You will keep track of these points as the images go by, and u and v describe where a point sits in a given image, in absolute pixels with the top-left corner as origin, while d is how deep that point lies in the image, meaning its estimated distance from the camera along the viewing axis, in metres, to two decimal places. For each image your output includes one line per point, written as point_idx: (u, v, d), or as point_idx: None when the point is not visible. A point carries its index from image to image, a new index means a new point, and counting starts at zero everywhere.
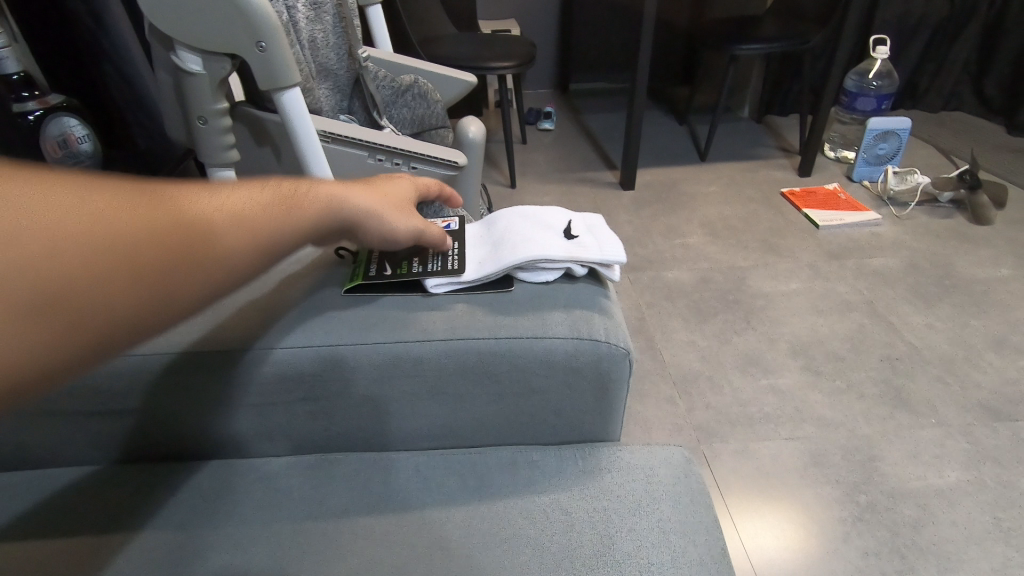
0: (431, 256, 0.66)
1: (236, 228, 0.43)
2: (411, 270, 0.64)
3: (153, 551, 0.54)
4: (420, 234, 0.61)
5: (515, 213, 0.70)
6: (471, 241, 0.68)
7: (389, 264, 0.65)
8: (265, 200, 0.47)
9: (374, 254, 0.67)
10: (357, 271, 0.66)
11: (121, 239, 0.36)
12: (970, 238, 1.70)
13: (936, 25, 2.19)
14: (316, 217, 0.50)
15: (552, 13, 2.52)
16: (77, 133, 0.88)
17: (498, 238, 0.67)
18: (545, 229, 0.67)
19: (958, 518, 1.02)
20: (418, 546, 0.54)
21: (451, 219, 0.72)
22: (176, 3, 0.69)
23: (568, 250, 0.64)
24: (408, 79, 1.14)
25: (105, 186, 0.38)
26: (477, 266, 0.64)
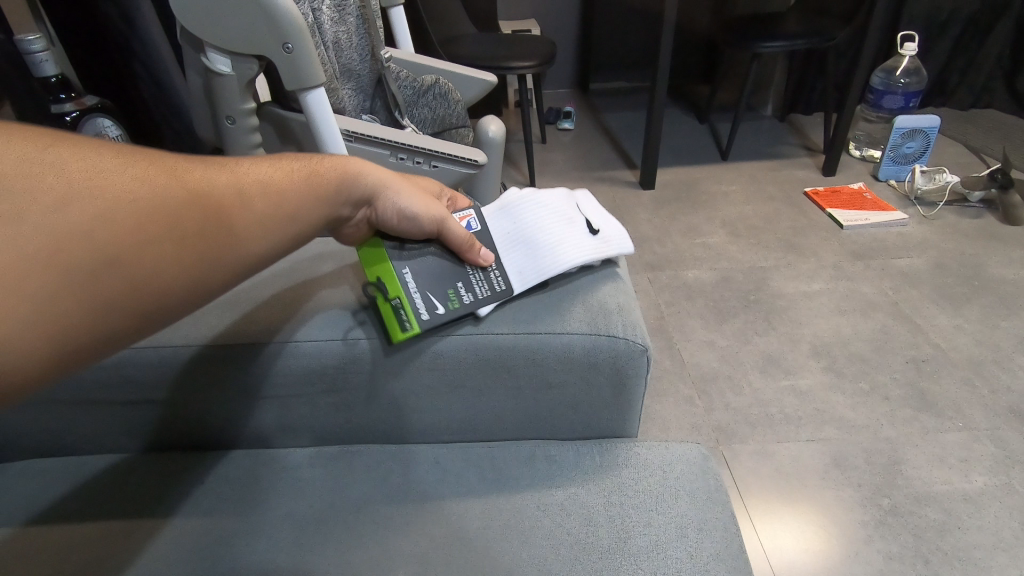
0: (473, 279, 0.60)
1: (259, 198, 0.47)
2: (464, 302, 0.58)
3: (181, 536, 0.56)
4: (442, 225, 0.59)
5: (535, 204, 0.67)
6: (500, 242, 0.64)
7: (434, 296, 0.58)
8: (284, 171, 0.50)
9: (408, 285, 0.58)
10: (404, 318, 0.57)
11: (153, 204, 0.41)
12: (1001, 238, 1.66)
13: (967, 20, 2.14)
14: (334, 185, 0.53)
15: (572, 13, 2.52)
16: (111, 133, 0.91)
17: (530, 239, 0.64)
18: (570, 226, 0.66)
19: (985, 523, 1.00)
20: (437, 536, 0.55)
21: (467, 214, 0.64)
22: (207, 6, 0.71)
23: (598, 251, 0.65)
24: (429, 79, 1.15)
25: (144, 158, 0.43)
26: (518, 275, 0.62)
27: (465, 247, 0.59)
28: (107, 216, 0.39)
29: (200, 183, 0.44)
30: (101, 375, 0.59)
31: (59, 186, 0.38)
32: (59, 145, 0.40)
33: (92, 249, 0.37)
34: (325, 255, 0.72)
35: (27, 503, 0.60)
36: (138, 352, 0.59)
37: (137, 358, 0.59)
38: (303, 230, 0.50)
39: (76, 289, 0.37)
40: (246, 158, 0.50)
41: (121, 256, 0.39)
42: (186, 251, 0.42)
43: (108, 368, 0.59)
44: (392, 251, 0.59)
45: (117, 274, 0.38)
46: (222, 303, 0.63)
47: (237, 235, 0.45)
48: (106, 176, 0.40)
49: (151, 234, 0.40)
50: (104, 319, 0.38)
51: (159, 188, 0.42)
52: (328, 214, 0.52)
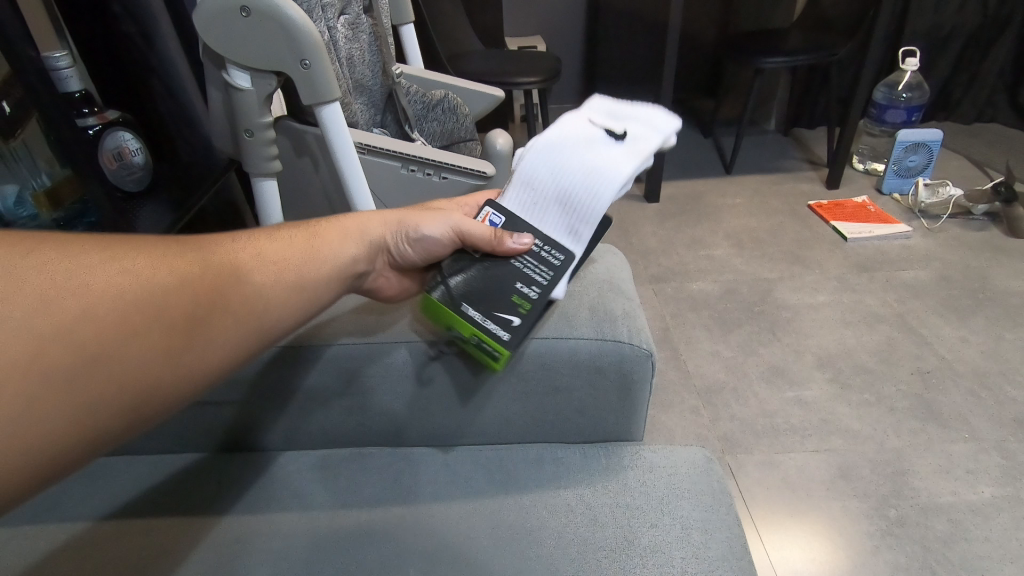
0: (528, 271, 0.58)
1: (252, 283, 0.49)
2: (532, 299, 0.58)
3: (199, 535, 0.58)
4: (458, 228, 0.59)
5: (546, 149, 0.60)
6: (533, 209, 0.60)
7: (502, 312, 0.57)
8: (276, 248, 0.53)
9: (475, 318, 0.57)
10: (489, 349, 0.57)
11: (146, 298, 0.42)
12: (1006, 251, 1.67)
13: (968, 36, 2.16)
14: (330, 256, 0.56)
15: (577, 30, 2.56)
16: (131, 146, 0.94)
17: (562, 190, 0.58)
18: (591, 146, 0.59)
19: (992, 534, 1.00)
20: (447, 536, 0.56)
21: (486, 213, 0.60)
22: (229, 25, 0.74)
23: (635, 150, 0.58)
24: (438, 95, 1.19)
25: (135, 249, 0.44)
26: (570, 234, 0.59)
27: (493, 242, 0.58)
28: (115, 310, 0.40)
29: (193, 270, 0.46)
30: None
31: (50, 286, 0.39)
32: (44, 243, 0.41)
33: (87, 348, 0.38)
34: None
35: (48, 503, 0.62)
36: None
37: None
38: (303, 299, 0.53)
39: (95, 385, 0.38)
40: (237, 237, 0.52)
41: (117, 352, 0.39)
42: (181, 342, 0.43)
43: None
44: (447, 298, 0.58)
45: (114, 370, 0.39)
46: None
47: (241, 310, 0.48)
48: (96, 272, 0.41)
49: (147, 327, 0.41)
50: (100, 418, 0.38)
51: (152, 281, 0.43)
52: (321, 291, 0.55)
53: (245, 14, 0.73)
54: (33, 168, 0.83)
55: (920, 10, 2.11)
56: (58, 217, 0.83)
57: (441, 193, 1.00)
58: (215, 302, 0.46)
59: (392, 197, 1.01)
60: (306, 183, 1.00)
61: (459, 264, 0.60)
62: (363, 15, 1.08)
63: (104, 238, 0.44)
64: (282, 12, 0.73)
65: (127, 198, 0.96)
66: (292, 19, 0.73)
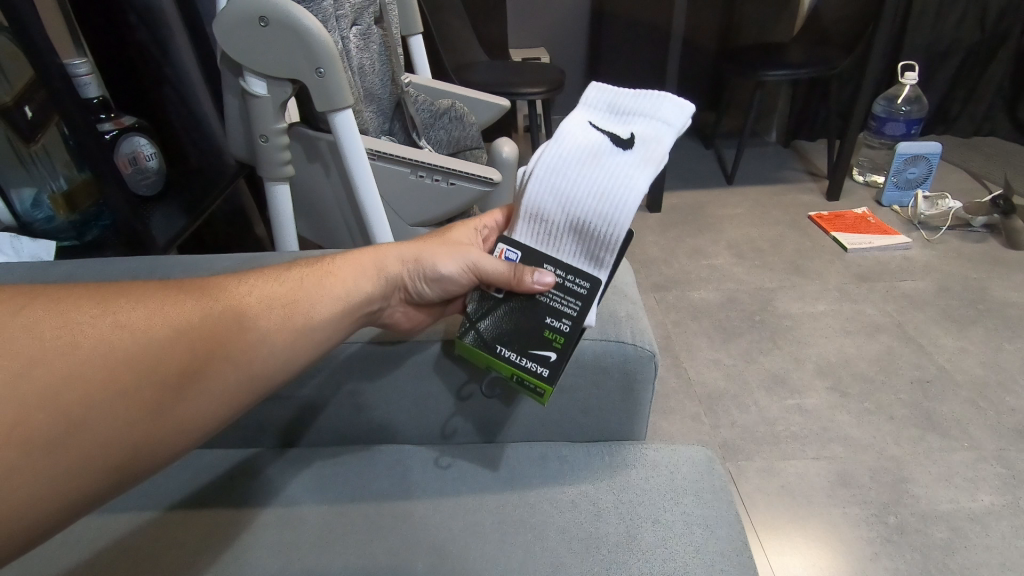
0: (555, 304, 0.57)
1: (252, 330, 0.48)
2: (564, 332, 0.57)
3: (212, 525, 0.59)
4: (476, 266, 0.59)
5: (550, 174, 0.55)
6: (548, 239, 0.57)
7: (537, 348, 0.57)
8: (281, 289, 0.52)
9: (511, 358, 0.58)
10: (531, 385, 0.57)
11: (137, 355, 0.41)
12: (1005, 263, 1.68)
13: (967, 51, 2.19)
14: (339, 294, 0.55)
15: (581, 42, 2.60)
16: (145, 151, 0.97)
17: (574, 218, 0.54)
18: (597, 160, 0.54)
19: (992, 543, 1.00)
20: (455, 529, 0.58)
21: (502, 251, 0.59)
22: (248, 34, 0.76)
23: (646, 158, 0.53)
24: (446, 104, 1.22)
25: (129, 302, 0.43)
26: (590, 261, 0.56)
27: (511, 279, 0.56)
28: (109, 362, 0.40)
29: (191, 319, 0.45)
30: None
31: (37, 347, 0.38)
32: (35, 300, 0.40)
33: (71, 412, 0.38)
34: None
35: None
36: None
37: None
38: (308, 341, 0.52)
39: (85, 441, 0.38)
40: (243, 279, 0.51)
41: (102, 414, 0.39)
42: (172, 398, 0.42)
43: None
44: (480, 343, 0.60)
45: (98, 433, 0.38)
46: None
47: (243, 356, 0.47)
48: (87, 330, 0.40)
49: (136, 386, 0.41)
50: (82, 482, 0.38)
51: (145, 336, 0.42)
52: (325, 335, 0.54)
53: (263, 23, 0.75)
54: (49, 172, 0.84)
55: (919, 25, 2.14)
56: (75, 218, 0.86)
57: (449, 198, 1.02)
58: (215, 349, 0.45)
59: (401, 202, 1.03)
60: (318, 188, 1.02)
61: (486, 304, 0.60)
62: (374, 26, 1.11)
63: (99, 290, 0.44)
64: (299, 22, 0.75)
65: (141, 200, 0.99)
66: (309, 29, 0.76)
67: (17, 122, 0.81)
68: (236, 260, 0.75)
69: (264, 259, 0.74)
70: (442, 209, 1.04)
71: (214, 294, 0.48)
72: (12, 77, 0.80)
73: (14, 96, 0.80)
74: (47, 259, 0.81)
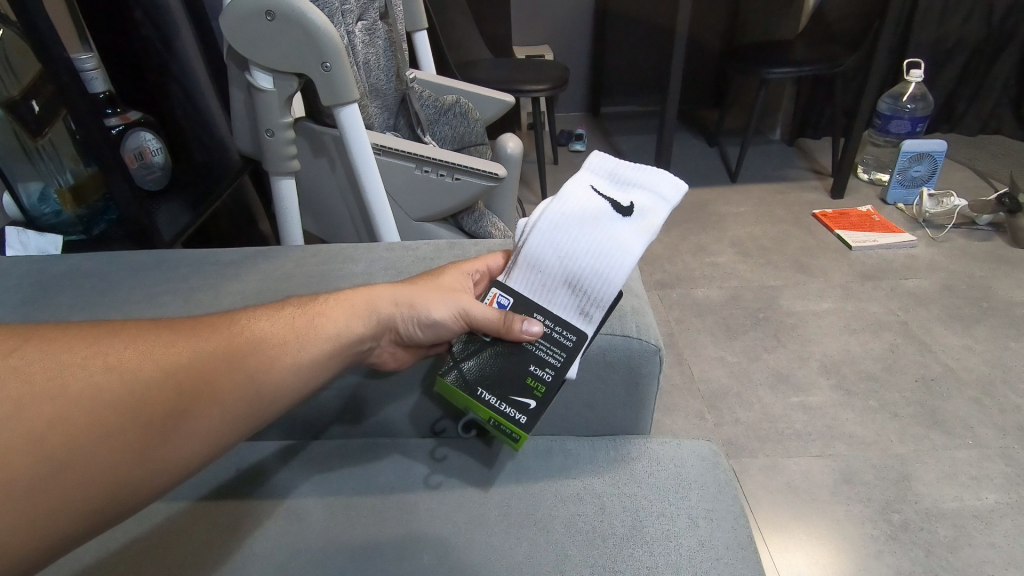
0: (540, 352, 0.58)
1: (243, 370, 0.47)
2: (547, 381, 0.57)
3: (217, 515, 0.60)
4: (466, 313, 0.59)
5: (551, 230, 0.57)
6: (541, 289, 0.59)
7: (519, 395, 0.58)
8: (275, 326, 0.51)
9: (489, 401, 0.58)
10: (506, 430, 0.57)
11: (123, 397, 0.41)
12: (1010, 261, 1.68)
13: (973, 48, 2.17)
14: (334, 332, 0.54)
15: (585, 39, 2.60)
16: (152, 146, 0.97)
17: (570, 273, 0.56)
18: (597, 223, 0.56)
19: (997, 540, 1.00)
20: (461, 523, 0.58)
21: (495, 293, 0.60)
22: (254, 28, 0.76)
23: (644, 226, 0.56)
24: (450, 99, 1.22)
25: (124, 343, 0.43)
26: (580, 314, 0.57)
27: (501, 327, 0.57)
28: (94, 402, 0.40)
29: (179, 359, 0.44)
30: None
31: (26, 389, 0.38)
32: (29, 342, 0.41)
33: (52, 455, 0.37)
34: (357, 256, 0.74)
35: None
36: None
37: None
38: (298, 381, 0.51)
39: (64, 483, 0.37)
40: (238, 317, 0.51)
41: (84, 457, 0.38)
42: (155, 439, 0.42)
43: None
44: (462, 384, 0.59)
45: (78, 477, 0.38)
46: (262, 298, 0.66)
47: (227, 398, 0.46)
48: (76, 373, 0.40)
49: (120, 429, 0.40)
50: (58, 525, 0.37)
51: (133, 377, 0.42)
52: (316, 371, 0.52)
53: (270, 18, 0.75)
54: (56, 165, 0.84)
55: (924, 23, 2.13)
56: (82, 214, 0.87)
57: (454, 193, 1.02)
58: (202, 390, 0.44)
59: (407, 197, 1.04)
60: (322, 184, 1.03)
61: (472, 346, 0.60)
62: (379, 21, 1.11)
63: (92, 331, 0.44)
64: (305, 16, 0.76)
65: (148, 195, 1.00)
66: (316, 23, 0.76)
67: (24, 116, 0.80)
68: (243, 253, 0.75)
69: (271, 254, 0.74)
70: (446, 204, 1.04)
71: (207, 331, 0.48)
72: (19, 71, 0.80)
73: (21, 90, 0.80)
74: (53, 253, 0.82)
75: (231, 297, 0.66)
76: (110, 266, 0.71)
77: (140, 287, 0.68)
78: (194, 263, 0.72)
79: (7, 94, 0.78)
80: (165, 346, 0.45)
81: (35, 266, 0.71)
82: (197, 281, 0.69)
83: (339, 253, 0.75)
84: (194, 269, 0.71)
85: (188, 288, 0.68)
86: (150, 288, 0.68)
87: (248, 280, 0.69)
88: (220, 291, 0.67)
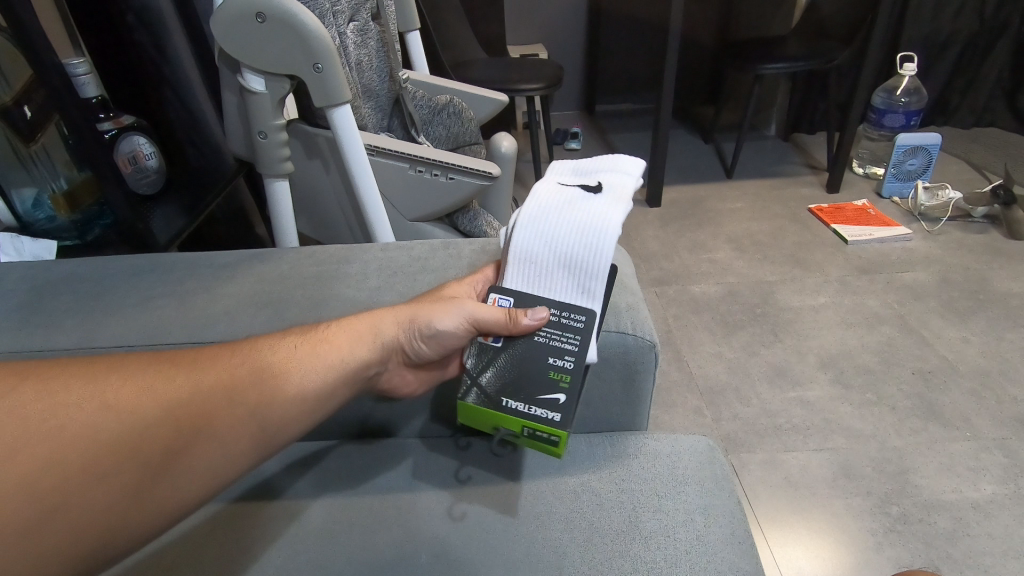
0: (556, 343, 0.57)
1: (240, 407, 0.49)
2: (569, 370, 0.56)
3: (213, 527, 0.59)
4: (473, 318, 0.58)
5: (533, 220, 0.58)
6: (538, 280, 0.58)
7: (546, 394, 0.56)
8: (273, 361, 0.52)
9: (519, 408, 0.56)
10: (544, 433, 0.56)
11: (120, 438, 0.43)
12: (1006, 253, 1.68)
13: (965, 41, 2.18)
14: (335, 364, 0.55)
15: (579, 38, 2.60)
16: (145, 150, 0.97)
17: (562, 255, 0.56)
18: (573, 206, 0.59)
19: (995, 531, 1.00)
20: (457, 520, 0.58)
21: (495, 296, 0.59)
22: (245, 30, 0.76)
23: (615, 199, 0.59)
24: (444, 99, 1.22)
25: (121, 380, 0.45)
26: (583, 293, 0.57)
27: (507, 323, 0.57)
28: (89, 442, 0.42)
29: (174, 398, 0.46)
30: None
31: (25, 431, 0.40)
32: (27, 382, 0.42)
33: (47, 496, 0.39)
34: (352, 257, 0.74)
35: None
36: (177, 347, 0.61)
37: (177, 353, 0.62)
38: (295, 415, 0.52)
39: (60, 523, 0.40)
40: (238, 350, 0.52)
41: (81, 498, 0.41)
42: (152, 478, 0.44)
43: None
44: (484, 400, 0.57)
45: (68, 519, 0.40)
46: (256, 300, 0.66)
47: (221, 434, 0.48)
48: (73, 414, 0.42)
49: (116, 471, 0.42)
50: (50, 566, 0.39)
51: (130, 418, 0.44)
52: (317, 402, 0.54)
53: (261, 19, 0.75)
54: (50, 172, 0.85)
55: (917, 17, 2.13)
56: (77, 218, 0.86)
57: (449, 193, 1.02)
58: (197, 428, 0.46)
59: (401, 198, 1.04)
60: (317, 185, 1.02)
61: (484, 357, 0.58)
62: (372, 22, 1.11)
63: (91, 368, 0.46)
64: (295, 16, 0.75)
65: (143, 199, 1.00)
66: (305, 24, 0.76)
67: (17, 122, 0.81)
68: (238, 256, 0.75)
69: (265, 256, 0.74)
70: (441, 203, 1.04)
71: (203, 367, 0.49)
72: (11, 78, 0.81)
73: (13, 96, 0.80)
74: (47, 259, 0.82)
75: (226, 300, 0.66)
76: (106, 271, 0.71)
77: (135, 291, 0.68)
78: (190, 266, 0.72)
79: None
80: (162, 384, 0.46)
81: (30, 271, 0.71)
82: (193, 284, 0.69)
83: (334, 254, 0.75)
84: (189, 272, 0.71)
85: (184, 291, 0.68)
86: (145, 292, 0.68)
87: (243, 282, 0.69)
88: (214, 294, 0.67)
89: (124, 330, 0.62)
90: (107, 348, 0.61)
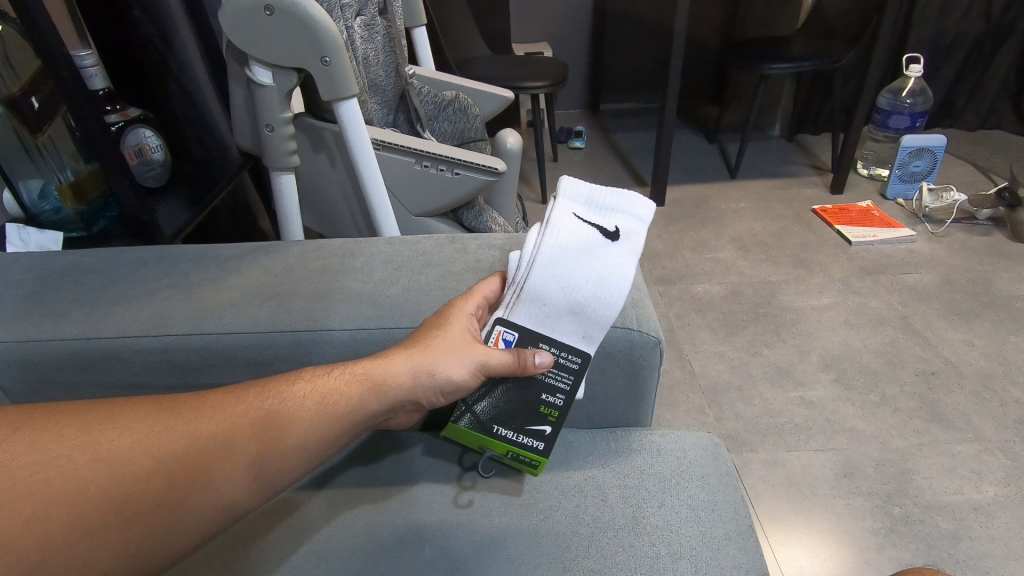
0: (550, 380, 0.59)
1: (236, 457, 0.48)
2: (559, 407, 0.60)
3: (224, 545, 0.59)
4: (484, 365, 0.57)
5: (552, 263, 0.58)
6: (545, 320, 0.59)
7: (534, 424, 0.60)
8: (273, 408, 0.51)
9: (505, 436, 0.61)
10: (526, 459, 0.61)
11: (108, 492, 0.43)
12: (1010, 255, 1.68)
13: (971, 43, 2.17)
14: (337, 411, 0.53)
15: (584, 36, 2.59)
16: (151, 143, 0.97)
17: (575, 305, 0.58)
18: (591, 253, 0.58)
19: (997, 533, 1.00)
20: (458, 512, 0.59)
21: (500, 330, 0.59)
22: (253, 23, 0.76)
23: (631, 248, 0.59)
24: (449, 95, 1.22)
25: (118, 429, 0.45)
26: (586, 339, 0.58)
27: (516, 366, 0.57)
28: (80, 495, 0.42)
29: (170, 450, 0.46)
30: (149, 360, 0.63)
31: (17, 484, 0.40)
32: (20, 431, 0.43)
33: (32, 554, 0.39)
34: (358, 251, 0.74)
35: None
36: (183, 338, 0.62)
37: (182, 343, 0.62)
38: (294, 465, 0.51)
39: None
40: (241, 396, 0.51)
41: (63, 556, 0.40)
42: (140, 532, 0.43)
43: (157, 353, 0.62)
44: (477, 425, 0.61)
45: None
46: (263, 292, 0.66)
47: (217, 485, 0.47)
48: (63, 466, 0.42)
49: (102, 525, 0.42)
50: None
51: (122, 470, 0.44)
52: (321, 452, 0.53)
53: (269, 12, 0.75)
54: (57, 163, 0.84)
55: (924, 18, 2.12)
56: (83, 210, 0.87)
57: (455, 188, 1.02)
58: (192, 481, 0.46)
59: (406, 193, 1.04)
60: (323, 179, 1.03)
61: (484, 388, 0.61)
62: (378, 17, 1.12)
63: (89, 414, 0.46)
64: (303, 11, 0.76)
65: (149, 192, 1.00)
66: (313, 17, 0.76)
67: (23, 112, 0.80)
68: (244, 248, 0.75)
69: (270, 249, 0.75)
70: (448, 199, 1.04)
71: (203, 414, 0.49)
72: (18, 67, 0.80)
73: (22, 86, 0.80)
74: (54, 249, 0.83)
75: (233, 291, 0.67)
76: (113, 262, 0.71)
77: (142, 282, 0.68)
78: (196, 258, 0.72)
79: (7, 91, 0.78)
80: (159, 434, 0.46)
81: (36, 261, 0.71)
82: (200, 275, 0.69)
83: (341, 247, 0.75)
84: (195, 264, 0.71)
85: (190, 282, 0.68)
86: (152, 282, 0.68)
87: (248, 274, 0.69)
88: (221, 286, 0.67)
89: (131, 320, 0.63)
90: (114, 339, 0.62)
